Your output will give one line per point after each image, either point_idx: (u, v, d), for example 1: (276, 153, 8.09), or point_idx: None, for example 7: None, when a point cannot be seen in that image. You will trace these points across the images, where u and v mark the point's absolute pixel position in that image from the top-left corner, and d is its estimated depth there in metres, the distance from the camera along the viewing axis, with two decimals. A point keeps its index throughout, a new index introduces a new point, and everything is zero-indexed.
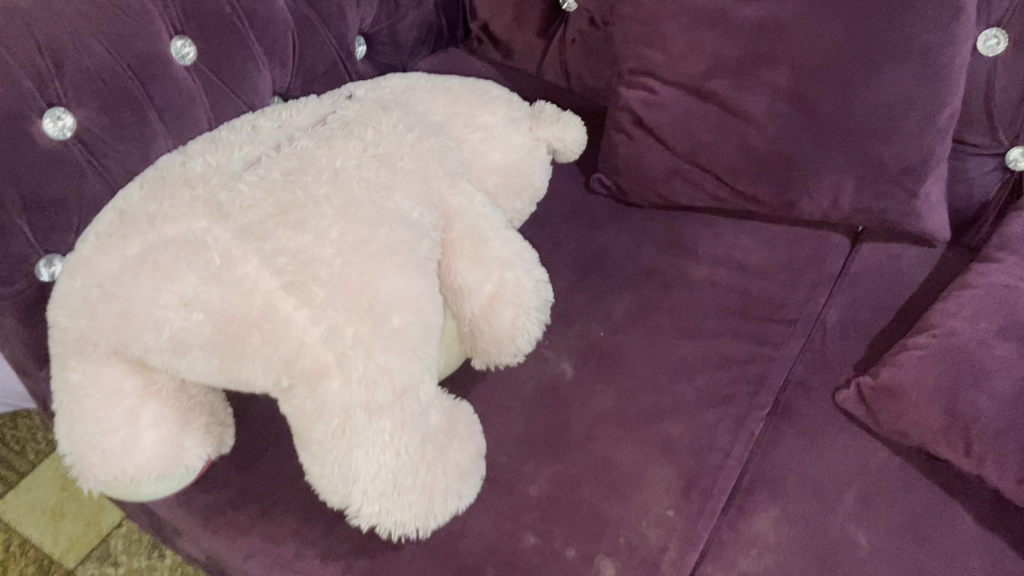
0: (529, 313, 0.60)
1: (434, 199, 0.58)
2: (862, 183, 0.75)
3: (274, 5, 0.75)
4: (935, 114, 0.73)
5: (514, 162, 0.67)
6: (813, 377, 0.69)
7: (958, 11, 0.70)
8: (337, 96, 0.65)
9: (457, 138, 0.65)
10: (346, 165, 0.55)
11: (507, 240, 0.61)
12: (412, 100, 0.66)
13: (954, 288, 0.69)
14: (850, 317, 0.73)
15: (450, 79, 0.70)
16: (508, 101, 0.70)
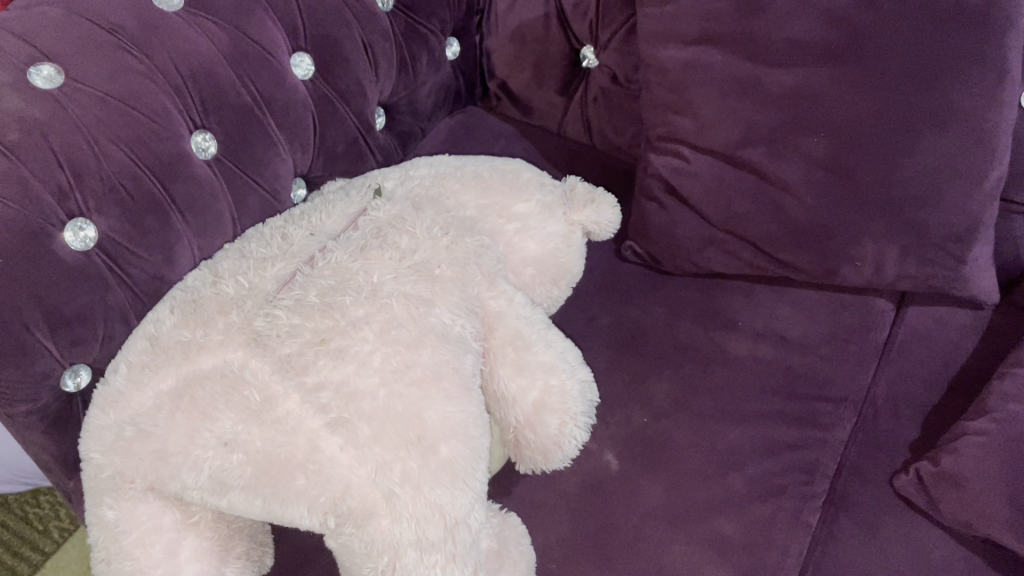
0: (577, 419, 0.58)
1: (474, 306, 0.56)
2: (906, 251, 0.73)
3: (293, 89, 0.73)
4: (979, 179, 0.70)
5: (550, 250, 0.65)
6: (866, 462, 0.67)
7: (1000, 76, 0.68)
8: (365, 190, 0.63)
9: (491, 231, 0.63)
10: (383, 280, 0.53)
11: (551, 342, 0.58)
12: (443, 192, 0.63)
13: (1010, 365, 0.66)
14: (901, 392, 0.71)
15: (480, 161, 0.68)
16: (542, 183, 0.67)
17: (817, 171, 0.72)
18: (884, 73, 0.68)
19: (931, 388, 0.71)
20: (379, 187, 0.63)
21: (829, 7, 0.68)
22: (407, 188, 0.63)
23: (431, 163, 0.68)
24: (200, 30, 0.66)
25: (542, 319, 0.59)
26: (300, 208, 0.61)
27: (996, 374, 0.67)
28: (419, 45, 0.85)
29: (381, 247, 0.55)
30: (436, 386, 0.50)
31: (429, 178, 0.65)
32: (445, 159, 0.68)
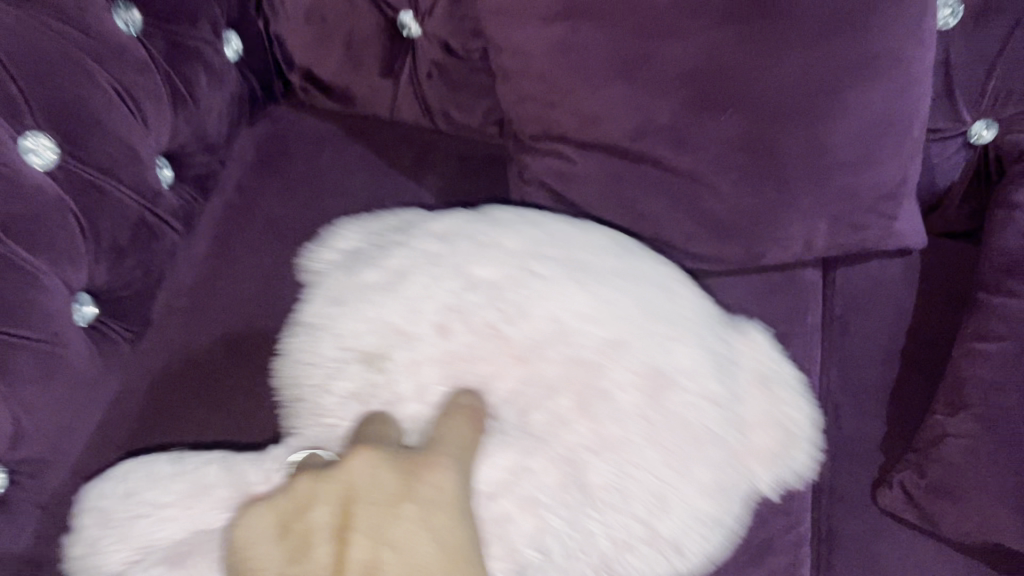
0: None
1: (617, 516, 0.49)
2: (838, 221, 0.63)
3: (34, 191, 0.52)
4: (909, 126, 0.60)
5: (708, 495, 0.53)
6: (843, 479, 0.60)
7: (925, 5, 0.56)
8: (469, 339, 0.52)
9: (632, 448, 0.50)
10: (543, 484, 0.48)
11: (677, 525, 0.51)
12: (601, 361, 0.51)
13: (973, 339, 0.59)
14: (855, 381, 0.64)
15: (613, 269, 0.56)
16: (703, 345, 0.55)
17: (845, 140, 0.59)
18: (800, 27, 0.55)
19: (885, 369, 0.64)
20: (420, 294, 0.54)
21: None
22: (536, 353, 0.51)
23: (471, 261, 0.55)
24: None
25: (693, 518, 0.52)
26: (365, 336, 0.54)
27: (960, 351, 0.60)
28: (193, 62, 0.64)
29: (500, 510, 0.47)
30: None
31: (438, 293, 0.54)
32: (519, 245, 0.56)
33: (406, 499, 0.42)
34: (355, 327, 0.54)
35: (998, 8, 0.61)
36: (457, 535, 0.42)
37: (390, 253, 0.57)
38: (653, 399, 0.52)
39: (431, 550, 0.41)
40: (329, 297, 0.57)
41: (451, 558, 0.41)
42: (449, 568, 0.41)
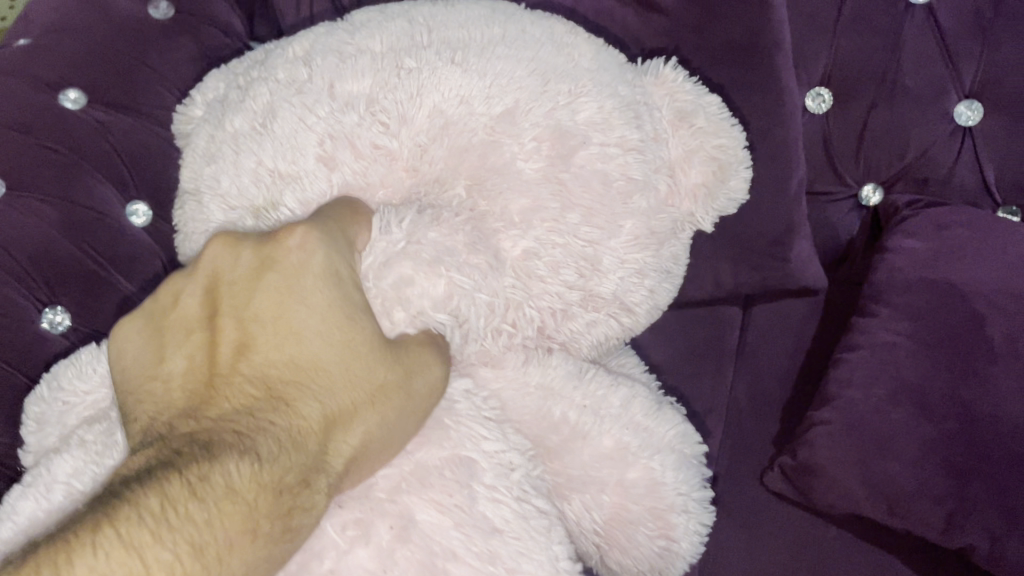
0: (705, 219, 0.68)
1: (619, 221, 0.60)
2: (737, 261, 0.79)
3: (131, 240, 0.74)
4: (787, 186, 0.77)
5: (704, 168, 0.65)
6: (737, 463, 0.76)
7: (781, 95, 0.75)
8: (357, 162, 0.55)
9: (569, 166, 0.58)
10: (435, 296, 0.50)
11: (656, 192, 0.62)
12: (498, 138, 0.57)
13: (841, 351, 0.73)
14: (758, 390, 0.79)
15: (495, 41, 0.59)
16: (610, 88, 0.61)
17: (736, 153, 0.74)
18: None
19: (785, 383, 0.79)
20: (319, 87, 0.56)
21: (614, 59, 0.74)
22: (425, 155, 0.56)
23: (335, 78, 0.57)
24: (27, 210, 0.70)
25: (641, 181, 0.61)
26: (249, 187, 0.56)
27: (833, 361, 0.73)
28: None
29: (378, 275, 0.50)
30: (517, 409, 0.59)
31: (307, 129, 0.55)
32: (417, 31, 0.59)
33: (268, 268, 0.47)
34: (244, 164, 0.56)
35: (856, 93, 0.78)
36: (315, 266, 0.47)
37: (253, 88, 0.58)
38: (559, 159, 0.57)
39: (316, 310, 0.46)
40: (219, 138, 0.58)
41: (333, 275, 0.47)
42: (326, 317, 0.46)
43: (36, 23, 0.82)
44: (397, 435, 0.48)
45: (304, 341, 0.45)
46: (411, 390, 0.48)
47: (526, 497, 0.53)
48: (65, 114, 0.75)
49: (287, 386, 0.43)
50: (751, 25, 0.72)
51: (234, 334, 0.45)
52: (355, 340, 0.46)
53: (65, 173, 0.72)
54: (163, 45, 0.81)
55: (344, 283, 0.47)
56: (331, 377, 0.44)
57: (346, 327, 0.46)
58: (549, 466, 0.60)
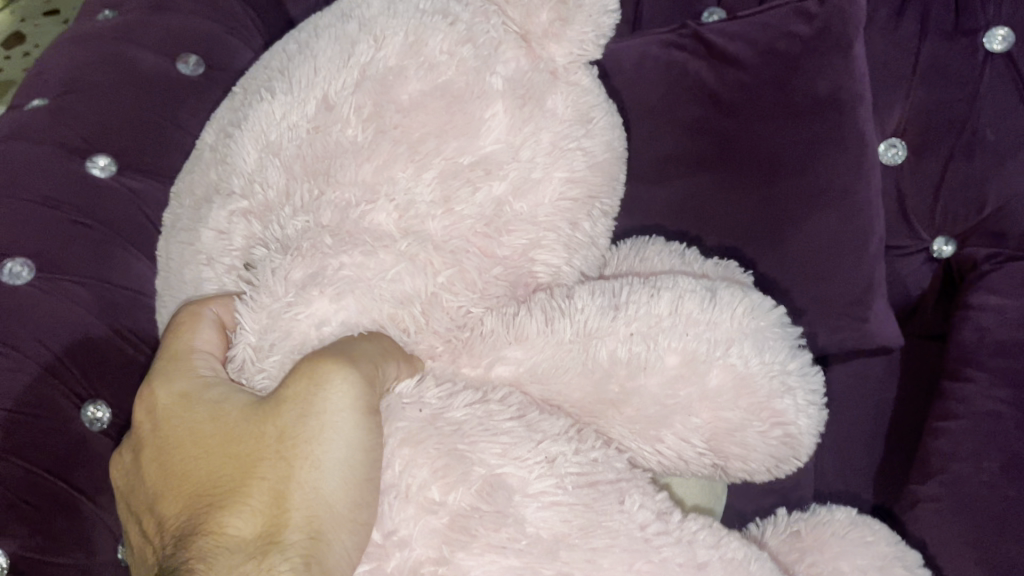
0: (587, 45, 0.56)
1: (484, 117, 0.52)
2: (816, 324, 0.75)
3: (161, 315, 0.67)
4: (865, 245, 0.73)
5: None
6: None
7: (863, 150, 0.70)
8: (227, 241, 0.54)
9: (396, 106, 0.51)
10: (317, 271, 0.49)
11: (509, 62, 0.54)
12: (322, 122, 0.52)
13: (938, 419, 0.70)
14: (847, 462, 0.78)
15: (288, 59, 0.55)
16: (408, 14, 0.54)
17: (715, 180, 0.72)
18: (747, 168, 0.71)
19: (872, 453, 0.78)
20: (208, 182, 0.55)
21: (691, 118, 0.72)
22: (271, 190, 0.52)
23: (194, 185, 0.57)
24: (62, 294, 0.63)
25: (480, 67, 0.53)
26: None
27: (928, 430, 0.71)
28: None
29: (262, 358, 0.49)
30: (561, 379, 0.52)
31: (192, 248, 0.55)
32: (238, 97, 0.57)
33: (139, 451, 0.48)
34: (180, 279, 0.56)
35: (932, 144, 0.75)
36: (164, 407, 0.48)
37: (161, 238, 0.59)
38: (382, 103, 0.51)
39: (184, 446, 0.45)
40: (165, 257, 0.58)
41: (183, 400, 0.47)
42: (198, 440, 0.45)
43: (52, 83, 0.74)
44: (339, 448, 0.43)
45: (193, 470, 0.44)
46: (321, 412, 0.44)
47: (582, 480, 0.48)
48: (97, 185, 0.68)
49: (196, 520, 0.43)
50: (835, 79, 0.68)
51: (151, 521, 0.46)
52: (232, 431, 0.45)
53: (99, 251, 0.65)
54: (196, 103, 0.74)
55: (194, 399, 0.47)
56: (229, 486, 0.43)
57: (216, 421, 0.45)
58: (619, 416, 0.53)
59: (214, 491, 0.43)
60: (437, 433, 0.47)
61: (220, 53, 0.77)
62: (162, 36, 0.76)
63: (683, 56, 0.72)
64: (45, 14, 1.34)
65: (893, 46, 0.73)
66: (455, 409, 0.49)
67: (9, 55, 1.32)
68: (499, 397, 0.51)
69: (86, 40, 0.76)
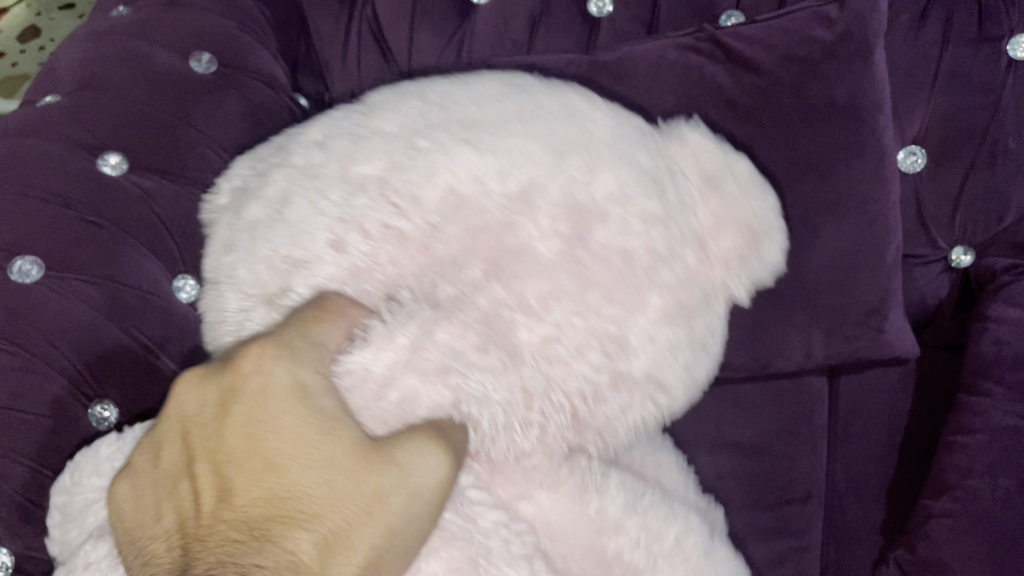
0: (743, 290, 0.63)
1: (645, 295, 0.57)
2: (830, 334, 0.74)
3: (172, 310, 0.67)
4: (882, 254, 0.72)
5: (736, 234, 0.61)
6: (844, 557, 0.76)
7: (882, 156, 0.70)
8: (367, 242, 0.55)
9: (589, 246, 0.56)
10: (451, 345, 0.51)
11: (682, 268, 0.59)
12: (512, 217, 0.56)
13: (952, 433, 0.69)
14: (859, 473, 0.78)
15: (507, 120, 0.59)
16: (631, 162, 0.59)
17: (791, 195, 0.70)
18: (769, 173, 0.69)
19: (884, 465, 0.77)
20: (367, 175, 0.57)
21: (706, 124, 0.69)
22: (436, 236, 0.56)
23: (348, 159, 0.58)
24: (71, 293, 0.63)
25: (666, 255, 0.58)
26: (261, 274, 0.56)
27: (942, 444, 0.70)
28: None
29: (377, 396, 0.49)
30: (563, 544, 0.57)
31: (319, 213, 0.56)
32: (434, 107, 0.60)
33: (234, 402, 0.46)
34: (263, 265, 0.56)
35: (953, 154, 0.74)
36: (277, 385, 0.46)
37: (272, 175, 0.59)
38: (576, 236, 0.56)
39: (290, 437, 0.45)
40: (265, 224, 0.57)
41: (301, 391, 0.46)
42: (303, 441, 0.45)
43: (66, 78, 0.74)
44: (408, 529, 0.45)
45: (285, 470, 0.44)
46: (415, 487, 0.46)
47: None
48: (107, 183, 0.67)
49: (269, 523, 0.42)
50: (853, 86, 0.67)
51: (209, 480, 0.44)
52: (337, 454, 0.45)
53: (110, 250, 0.65)
54: (208, 102, 0.74)
55: (313, 395, 0.47)
56: (315, 509, 0.43)
57: (324, 436, 0.45)
58: None
59: (294, 504, 0.43)
60: (467, 540, 0.50)
61: (234, 51, 0.77)
62: (176, 33, 0.76)
63: (701, 61, 0.69)
64: (61, 8, 1.35)
65: (914, 52, 0.72)
66: (486, 519, 0.52)
67: (23, 49, 1.33)
68: (517, 528, 0.53)
69: (99, 36, 0.76)
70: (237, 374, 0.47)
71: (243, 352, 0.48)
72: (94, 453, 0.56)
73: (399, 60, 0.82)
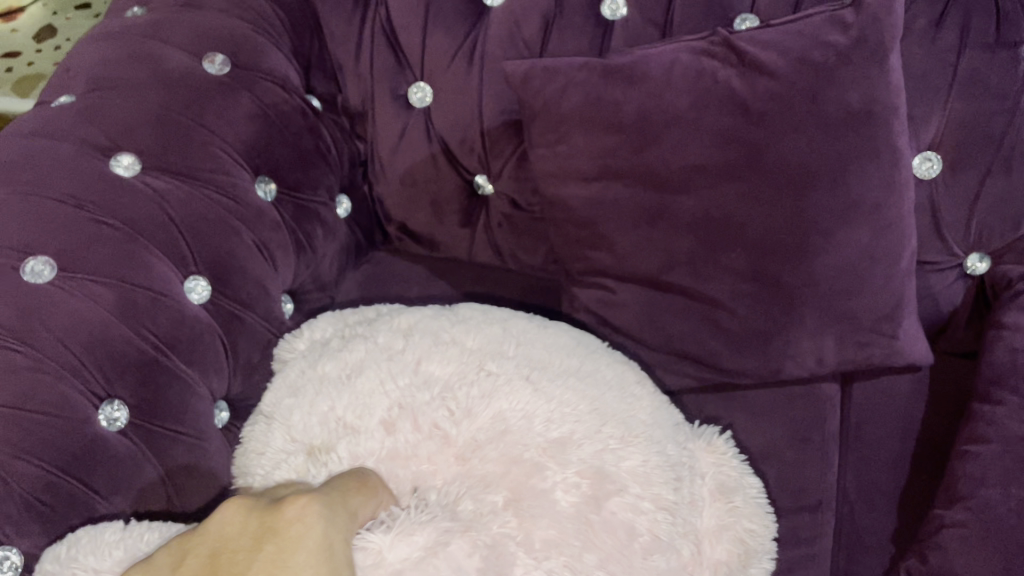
0: None
1: (635, 573, 0.58)
2: (843, 339, 0.73)
3: (182, 308, 0.68)
4: (895, 260, 0.72)
5: (732, 546, 0.69)
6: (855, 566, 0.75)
7: (895, 162, 0.69)
8: (414, 434, 0.60)
9: (598, 517, 0.58)
10: (459, 562, 0.52)
11: (670, 560, 0.61)
12: (545, 462, 0.59)
13: (964, 443, 0.69)
14: (871, 481, 0.77)
15: (567, 373, 0.67)
16: (655, 447, 0.65)
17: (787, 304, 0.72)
18: (782, 179, 0.68)
19: (897, 473, 0.77)
20: (432, 373, 0.65)
21: (718, 128, 0.68)
22: (476, 451, 0.59)
23: (425, 356, 0.66)
24: (82, 293, 0.63)
25: (663, 539, 0.61)
26: (313, 428, 0.63)
27: (955, 453, 0.69)
28: (311, 221, 0.81)
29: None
30: None
31: (383, 394, 0.63)
32: (493, 336, 0.69)
33: (268, 539, 0.51)
34: (326, 407, 0.64)
35: (969, 160, 0.73)
36: (309, 540, 0.51)
37: (353, 343, 0.69)
38: (594, 500, 0.59)
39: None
40: (325, 370, 0.67)
41: (326, 550, 0.50)
42: None
43: (81, 78, 0.74)
44: None
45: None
46: None
47: None
48: (120, 183, 0.68)
49: None
50: (868, 91, 0.67)
51: None
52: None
53: (121, 249, 0.65)
54: (220, 104, 0.74)
55: (338, 556, 0.50)
56: None
57: None
58: None
59: None
60: None
61: (247, 52, 0.77)
62: (190, 34, 0.76)
63: (714, 65, 0.69)
64: (78, 9, 1.38)
65: (931, 56, 0.71)
66: None
67: (40, 49, 1.34)
68: None
69: (113, 37, 0.76)
70: (278, 519, 0.52)
71: (293, 498, 0.53)
72: (98, 535, 0.58)
73: (436, 126, 0.83)
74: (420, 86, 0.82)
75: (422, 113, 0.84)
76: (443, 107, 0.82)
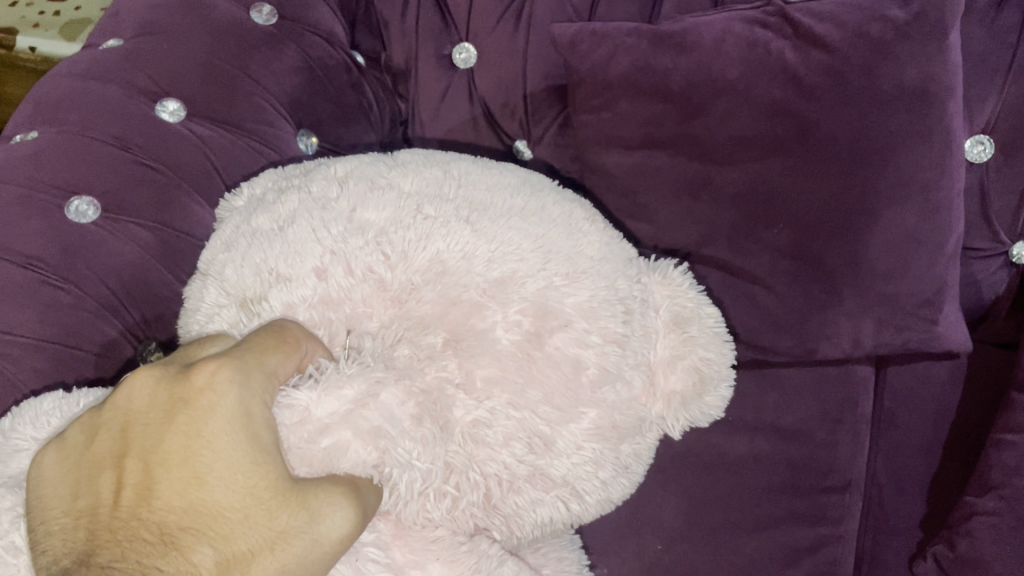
0: (675, 424, 0.62)
1: (582, 406, 0.54)
2: (882, 322, 0.72)
3: None
4: (941, 244, 0.70)
5: (687, 376, 0.60)
6: (883, 549, 0.76)
7: (949, 145, 0.68)
8: (347, 278, 0.53)
9: (544, 356, 0.53)
10: (391, 410, 0.47)
11: (622, 393, 0.56)
12: (487, 301, 0.53)
13: (1001, 431, 0.68)
14: (901, 465, 0.77)
15: (512, 211, 0.58)
16: (608, 283, 0.58)
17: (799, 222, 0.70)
18: (828, 155, 0.67)
19: (929, 458, 0.76)
20: (369, 220, 0.55)
21: (770, 100, 0.67)
22: (413, 294, 0.53)
23: (360, 202, 0.56)
24: (125, 235, 0.63)
25: (614, 374, 0.55)
26: (244, 277, 0.54)
27: (991, 440, 0.68)
28: None
29: (310, 440, 0.46)
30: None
31: (315, 242, 0.53)
32: (439, 177, 0.59)
33: (176, 411, 0.44)
34: (257, 257, 0.54)
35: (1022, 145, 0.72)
36: (219, 406, 0.44)
37: (287, 193, 0.58)
38: (536, 337, 0.53)
39: (222, 455, 0.43)
40: (243, 220, 0.58)
41: (243, 417, 0.44)
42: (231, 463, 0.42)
43: (129, 23, 0.74)
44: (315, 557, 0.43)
45: (208, 486, 0.42)
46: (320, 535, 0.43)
47: None
48: (165, 128, 0.68)
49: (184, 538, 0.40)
50: (925, 69, 0.66)
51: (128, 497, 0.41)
52: (260, 485, 0.43)
53: (162, 194, 0.66)
54: (267, 53, 0.74)
55: (256, 424, 0.44)
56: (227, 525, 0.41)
57: (251, 468, 0.43)
58: None
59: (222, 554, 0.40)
60: None
61: (296, 5, 0.77)
62: None
63: (767, 36, 0.68)
64: None
65: (990, 38, 0.70)
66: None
67: None
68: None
69: None
70: (189, 387, 0.44)
71: (200, 363, 0.45)
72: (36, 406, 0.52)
73: (480, 89, 0.82)
74: (464, 47, 0.81)
75: (466, 74, 0.83)
76: (486, 68, 0.81)
